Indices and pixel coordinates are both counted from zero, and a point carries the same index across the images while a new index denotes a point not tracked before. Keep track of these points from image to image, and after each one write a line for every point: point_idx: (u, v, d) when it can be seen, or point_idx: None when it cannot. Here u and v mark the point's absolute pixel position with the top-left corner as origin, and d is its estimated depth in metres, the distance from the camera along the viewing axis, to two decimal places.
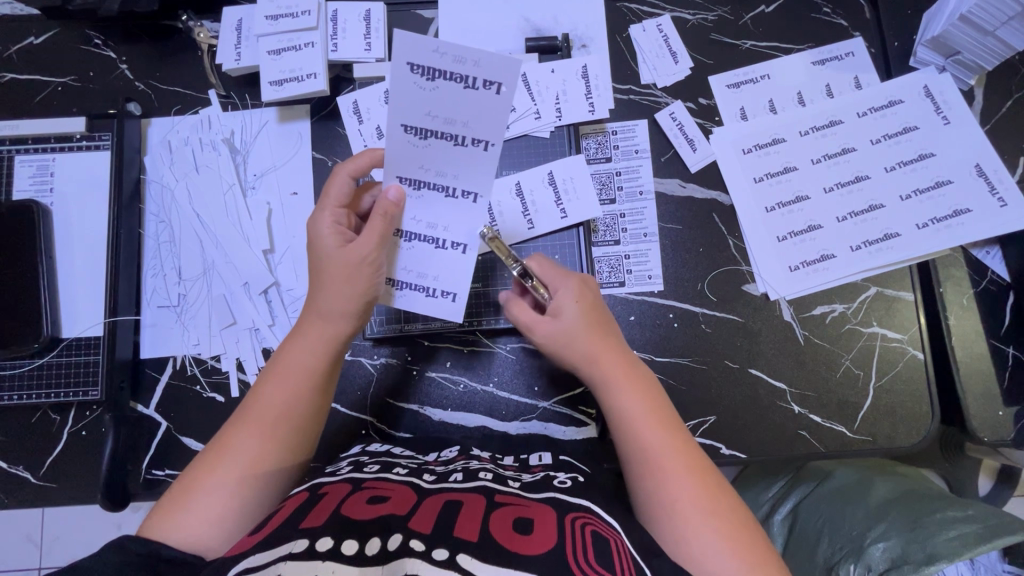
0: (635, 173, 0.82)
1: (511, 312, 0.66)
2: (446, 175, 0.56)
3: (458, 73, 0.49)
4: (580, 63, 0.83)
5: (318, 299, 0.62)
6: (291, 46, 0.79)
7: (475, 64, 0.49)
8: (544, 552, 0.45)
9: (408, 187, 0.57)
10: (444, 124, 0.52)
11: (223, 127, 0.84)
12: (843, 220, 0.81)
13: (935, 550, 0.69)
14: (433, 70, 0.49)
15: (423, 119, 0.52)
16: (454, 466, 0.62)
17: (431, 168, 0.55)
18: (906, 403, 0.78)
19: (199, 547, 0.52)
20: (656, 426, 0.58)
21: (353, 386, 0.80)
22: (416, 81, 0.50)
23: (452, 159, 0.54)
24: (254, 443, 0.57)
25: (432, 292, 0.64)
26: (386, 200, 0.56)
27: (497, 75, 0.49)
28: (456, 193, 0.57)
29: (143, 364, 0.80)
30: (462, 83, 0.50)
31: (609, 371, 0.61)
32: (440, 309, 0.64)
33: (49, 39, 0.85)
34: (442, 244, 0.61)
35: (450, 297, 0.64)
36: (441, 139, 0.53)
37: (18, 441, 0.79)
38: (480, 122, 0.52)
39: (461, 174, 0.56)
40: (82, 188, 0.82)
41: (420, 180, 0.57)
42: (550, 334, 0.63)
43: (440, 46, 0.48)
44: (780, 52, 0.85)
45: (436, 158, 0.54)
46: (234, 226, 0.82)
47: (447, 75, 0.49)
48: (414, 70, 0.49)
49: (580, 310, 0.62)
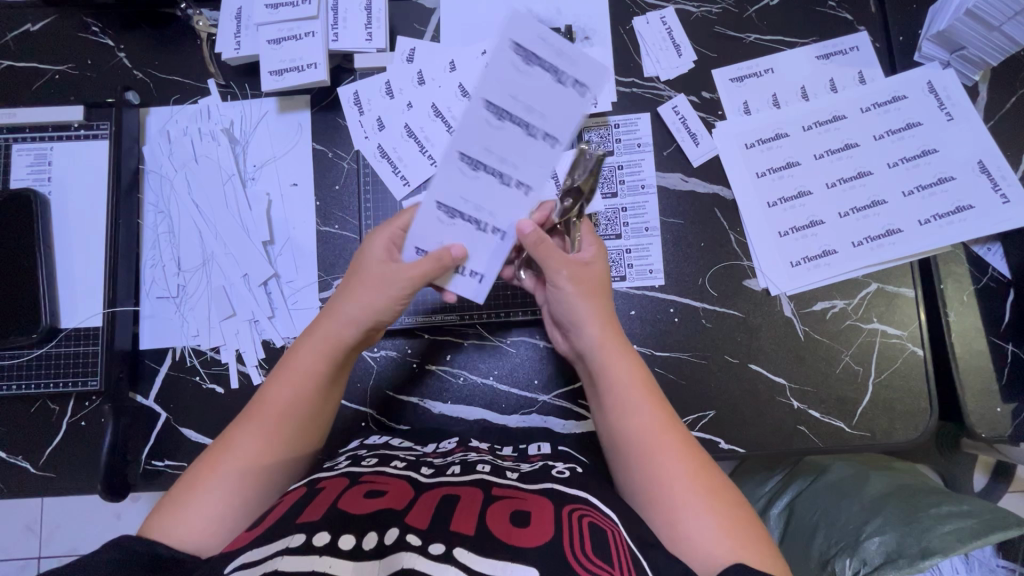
0: (638, 168, 0.82)
1: (534, 245, 0.60)
2: (482, 210, 0.59)
3: (523, 120, 0.56)
4: (584, 55, 0.82)
5: (337, 306, 0.62)
6: (291, 36, 0.78)
7: (540, 116, 0.56)
8: (541, 545, 0.45)
9: (443, 214, 0.60)
10: (497, 161, 0.58)
11: (223, 117, 0.83)
12: (845, 215, 0.80)
13: (929, 545, 0.69)
14: (503, 112, 0.56)
15: (480, 152, 0.57)
16: (453, 459, 0.62)
17: (470, 200, 0.59)
18: (905, 400, 0.78)
19: (199, 546, 0.52)
20: (649, 400, 0.58)
21: (354, 378, 0.79)
22: (485, 117, 0.56)
23: (492, 197, 0.59)
24: (258, 443, 0.57)
25: (462, 270, 0.63)
26: (449, 252, 0.60)
27: (557, 130, 0.57)
28: (486, 229, 0.60)
29: (142, 355, 0.80)
30: (523, 130, 0.57)
31: (607, 340, 0.62)
32: (466, 288, 0.63)
33: (46, 26, 0.84)
34: (483, 227, 0.60)
35: (479, 277, 0.63)
36: (489, 174, 0.58)
37: (17, 431, 0.79)
38: (529, 167, 0.58)
39: (497, 212, 0.59)
40: (79, 177, 0.81)
41: (457, 210, 0.60)
42: (574, 277, 0.62)
43: (517, 92, 0.56)
44: (783, 46, 0.84)
45: (479, 193, 0.59)
46: (234, 217, 0.81)
47: (514, 119, 0.56)
48: (488, 106, 0.56)
49: (596, 275, 0.64)
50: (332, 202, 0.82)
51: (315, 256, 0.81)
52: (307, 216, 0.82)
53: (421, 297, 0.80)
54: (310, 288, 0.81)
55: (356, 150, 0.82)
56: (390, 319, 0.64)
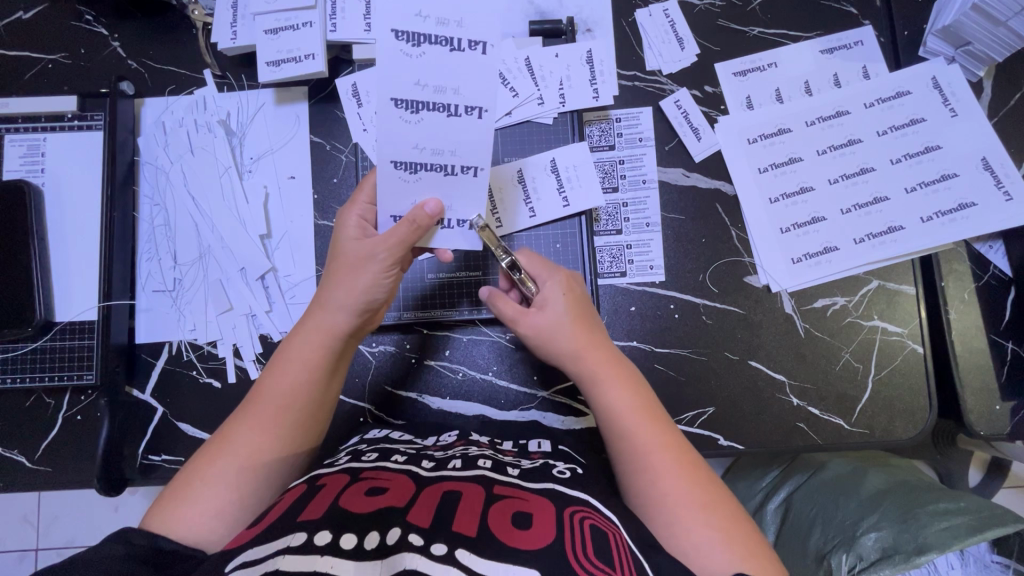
0: (639, 163, 0.81)
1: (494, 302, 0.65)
2: (442, 151, 0.56)
3: (440, 36, 0.52)
4: (585, 48, 0.81)
5: (325, 295, 0.61)
6: (288, 26, 0.77)
7: (458, 25, 0.52)
8: (543, 547, 0.45)
9: (403, 172, 0.56)
10: (434, 93, 0.53)
11: (219, 108, 0.82)
12: (847, 212, 0.80)
13: (926, 541, 0.69)
14: (417, 35, 0.51)
15: (413, 89, 0.53)
16: (454, 454, 0.61)
17: (426, 146, 0.55)
18: (905, 397, 0.78)
19: (198, 540, 0.52)
20: (646, 421, 0.57)
21: (351, 373, 0.79)
22: (402, 48, 0.52)
23: (446, 132, 0.55)
24: (253, 436, 0.56)
25: (447, 223, 0.60)
26: (424, 211, 0.56)
27: (480, 34, 0.52)
28: (455, 169, 0.57)
29: (139, 348, 0.79)
30: (447, 46, 0.52)
31: (594, 366, 0.61)
32: (457, 240, 0.61)
33: (38, 14, 0.82)
34: (451, 170, 0.56)
35: (466, 225, 0.60)
36: (433, 111, 0.54)
37: (11, 425, 0.78)
38: (471, 87, 0.54)
39: (458, 149, 0.56)
40: (73, 169, 0.80)
41: (416, 162, 0.55)
42: (543, 314, 0.63)
43: (421, 9, 0.51)
44: (787, 40, 0.83)
45: (430, 133, 0.54)
46: (231, 210, 0.81)
47: (431, 39, 0.52)
48: (399, 36, 0.51)
49: (565, 303, 0.63)
50: (330, 194, 0.81)
51: (313, 249, 0.81)
52: (306, 210, 0.81)
53: (420, 291, 0.79)
54: (307, 281, 0.80)
55: (354, 143, 0.81)
56: (382, 302, 0.62)
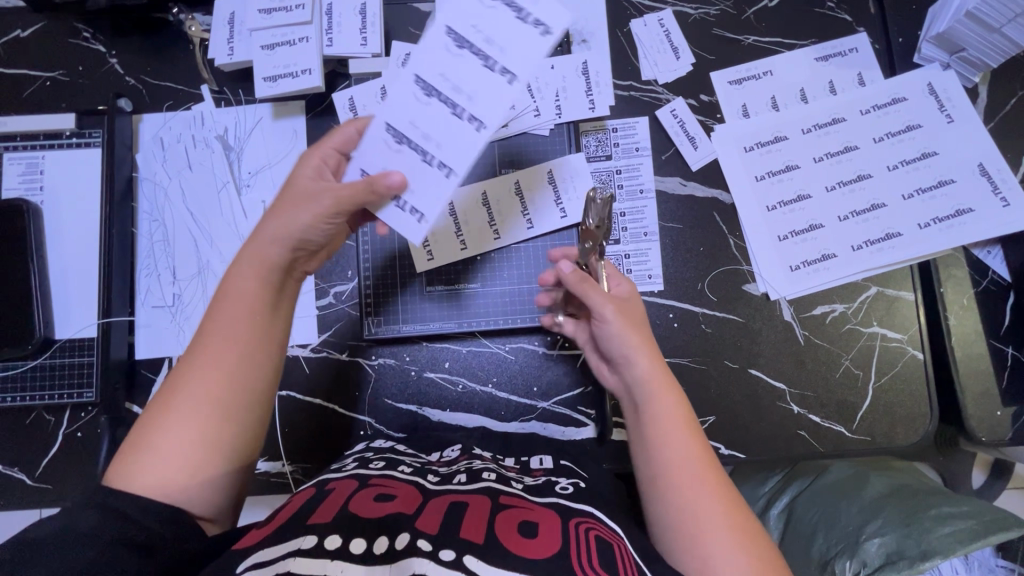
0: (636, 172, 0.81)
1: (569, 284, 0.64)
2: (430, 139, 0.56)
3: (484, 52, 0.54)
4: (580, 60, 0.82)
5: (261, 227, 0.58)
6: (285, 41, 0.78)
7: (500, 51, 0.54)
8: (549, 555, 0.45)
9: (391, 139, 0.56)
10: (451, 90, 0.55)
11: (217, 123, 0.82)
12: (844, 219, 0.80)
13: (930, 547, 0.69)
14: (466, 41, 0.54)
15: (436, 78, 0.55)
16: (458, 467, 0.61)
17: (420, 127, 0.56)
18: (906, 403, 0.78)
19: (161, 492, 0.48)
20: (693, 435, 0.56)
21: (352, 387, 0.79)
22: (448, 45, 0.55)
23: (444, 125, 0.55)
24: (201, 379, 0.52)
25: (402, 205, 0.58)
26: (386, 180, 0.55)
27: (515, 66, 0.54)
28: (432, 161, 0.56)
29: (139, 364, 0.79)
30: (483, 62, 0.54)
31: (651, 367, 0.59)
32: (404, 227, 0.58)
33: (36, 32, 0.83)
34: (429, 159, 0.56)
35: (417, 216, 0.57)
36: (442, 103, 0.55)
37: (11, 442, 0.78)
38: (484, 101, 0.54)
39: (444, 144, 0.55)
40: (72, 185, 0.80)
41: (405, 134, 0.56)
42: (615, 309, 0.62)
43: (478, 23, 0.54)
44: (782, 47, 0.83)
45: (428, 118, 0.55)
46: (230, 225, 0.81)
47: (473, 49, 0.54)
48: (450, 34, 0.54)
49: (638, 307, 0.64)
50: None
51: None
52: None
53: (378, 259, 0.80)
54: (305, 295, 0.80)
55: None
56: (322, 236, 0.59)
